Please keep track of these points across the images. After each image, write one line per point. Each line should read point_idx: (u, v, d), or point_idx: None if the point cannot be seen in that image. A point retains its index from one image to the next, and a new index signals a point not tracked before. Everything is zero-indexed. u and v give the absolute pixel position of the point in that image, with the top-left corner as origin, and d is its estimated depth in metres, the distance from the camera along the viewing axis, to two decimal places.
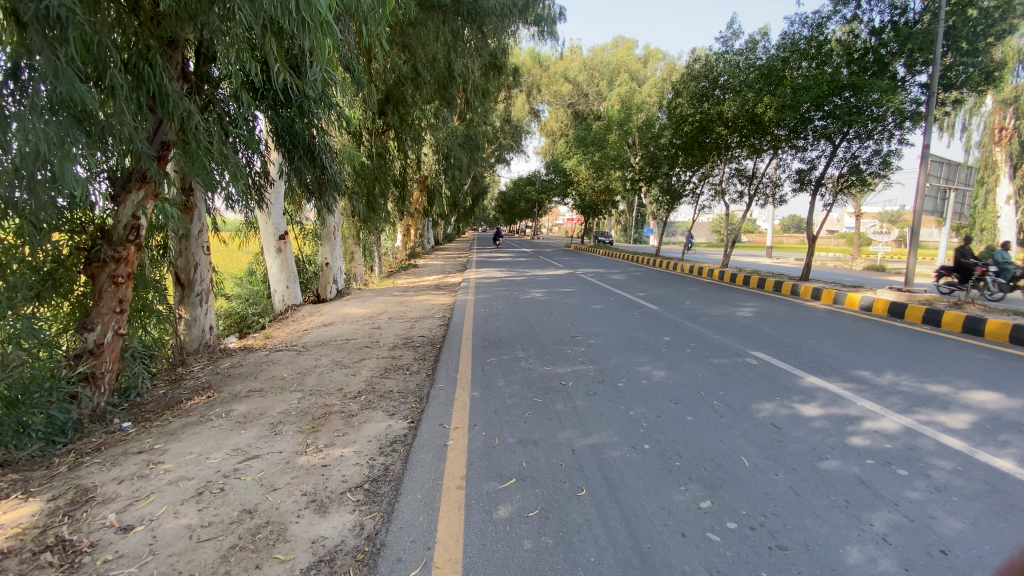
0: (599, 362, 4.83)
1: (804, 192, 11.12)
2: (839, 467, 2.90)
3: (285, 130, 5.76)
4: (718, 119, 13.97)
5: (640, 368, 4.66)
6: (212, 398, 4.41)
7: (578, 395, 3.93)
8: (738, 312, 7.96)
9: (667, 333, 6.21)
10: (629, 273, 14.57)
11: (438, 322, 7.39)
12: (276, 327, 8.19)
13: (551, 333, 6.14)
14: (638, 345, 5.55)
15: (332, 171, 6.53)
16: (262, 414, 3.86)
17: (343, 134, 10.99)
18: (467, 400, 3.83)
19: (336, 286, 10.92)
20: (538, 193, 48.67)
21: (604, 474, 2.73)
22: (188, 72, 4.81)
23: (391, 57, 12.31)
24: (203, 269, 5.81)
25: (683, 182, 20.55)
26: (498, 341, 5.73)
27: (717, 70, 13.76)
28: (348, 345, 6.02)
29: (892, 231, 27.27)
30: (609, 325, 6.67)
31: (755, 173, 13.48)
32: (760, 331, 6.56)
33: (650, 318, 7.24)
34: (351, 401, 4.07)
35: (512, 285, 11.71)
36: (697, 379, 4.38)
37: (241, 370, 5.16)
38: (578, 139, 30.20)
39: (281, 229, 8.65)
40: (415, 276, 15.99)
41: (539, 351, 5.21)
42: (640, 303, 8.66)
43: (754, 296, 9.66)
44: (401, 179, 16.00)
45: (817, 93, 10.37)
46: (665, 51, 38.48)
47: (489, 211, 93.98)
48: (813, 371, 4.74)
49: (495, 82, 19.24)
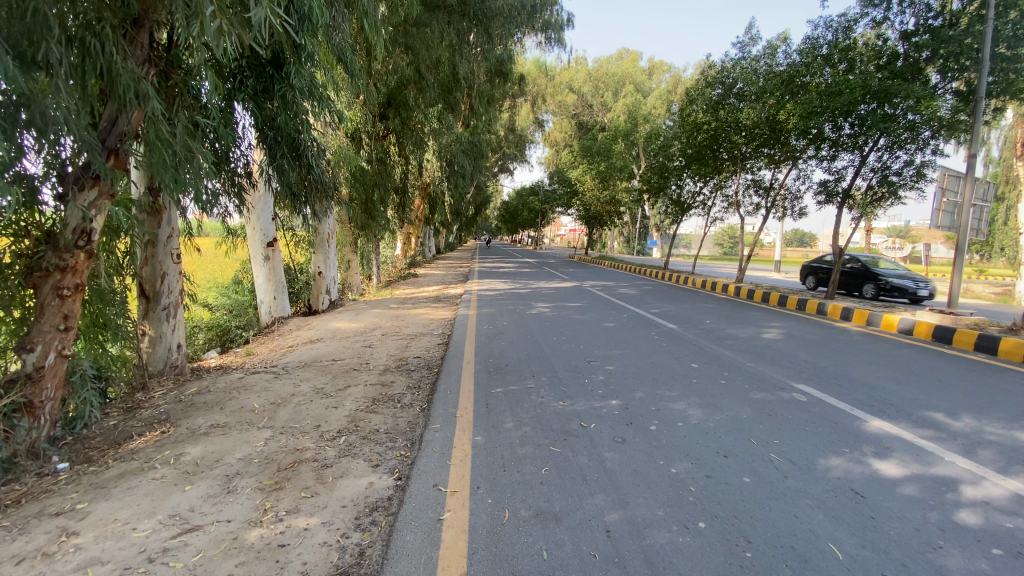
0: (622, 396, 4.14)
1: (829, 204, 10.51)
2: (960, 560, 2.19)
3: (266, 124, 5.00)
4: (733, 127, 13.39)
5: (672, 406, 3.95)
6: (166, 435, 3.71)
7: (604, 442, 3.24)
8: (764, 333, 7.28)
9: (694, 359, 5.51)
10: (638, 286, 13.96)
11: (437, 340, 6.71)
12: (259, 342, 7.51)
13: (564, 356, 5.45)
14: (664, 374, 4.86)
15: (319, 171, 5.77)
16: (219, 460, 3.17)
17: (340, 134, 10.39)
18: (468, 449, 3.13)
19: (328, 297, 10.28)
20: (540, 204, 48.28)
21: (654, 571, 2.03)
22: (156, 54, 4.11)
23: (393, 58, 11.78)
24: (171, 279, 5.10)
25: (692, 194, 20.01)
26: (504, 366, 5.04)
27: (732, 77, 13.19)
28: (334, 367, 5.33)
29: (903, 247, 26.69)
30: (627, 347, 5.98)
31: (773, 184, 12.74)
32: (796, 357, 5.88)
33: (671, 340, 6.55)
34: (328, 444, 3.37)
35: (516, 298, 11.04)
36: (742, 422, 3.68)
37: (208, 397, 4.44)
38: (582, 149, 29.64)
39: (270, 235, 8.06)
40: (414, 287, 15.39)
41: (552, 380, 4.52)
42: (657, 322, 7.97)
43: (776, 315, 8.98)
44: (402, 185, 15.40)
45: (848, 99, 9.76)
46: (671, 63, 38.24)
47: (491, 220, 93.49)
48: (874, 413, 4.04)
49: (501, 89, 18.74)
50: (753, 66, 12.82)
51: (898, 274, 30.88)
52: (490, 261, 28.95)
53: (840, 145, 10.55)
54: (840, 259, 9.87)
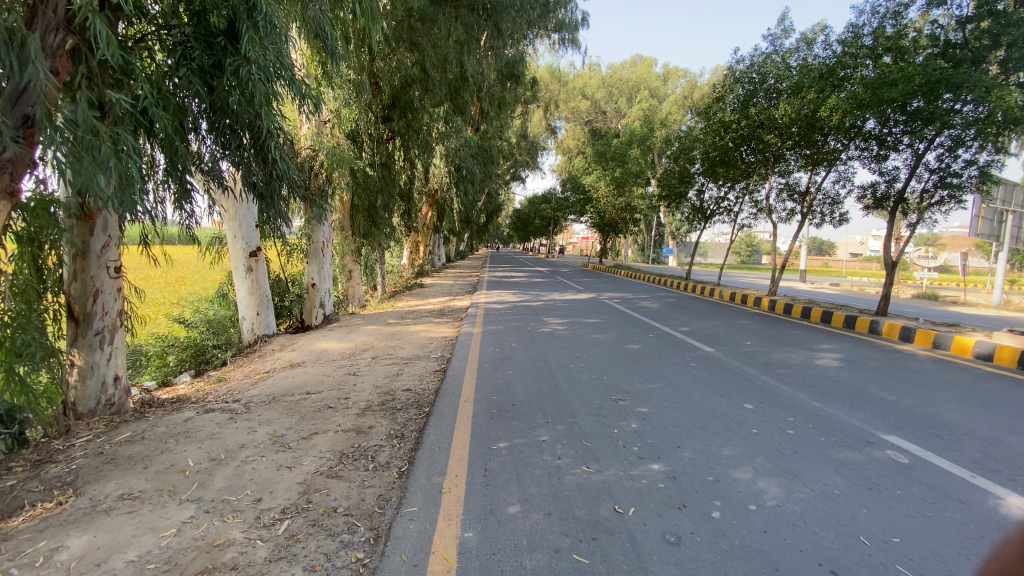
0: (664, 458, 3.14)
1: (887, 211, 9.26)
2: None
3: (219, 109, 4.01)
4: (764, 125, 12.29)
5: (735, 476, 2.93)
6: (56, 512, 2.77)
7: (651, 545, 2.24)
8: (818, 358, 6.21)
9: (746, 397, 4.46)
10: (659, 299, 12.92)
11: (434, 366, 5.76)
12: (235, 366, 6.63)
13: (584, 392, 4.44)
14: (712, 422, 3.82)
15: (286, 167, 4.69)
16: (98, 567, 2.22)
17: (336, 134, 9.58)
18: (453, 557, 2.16)
19: (322, 311, 9.41)
20: (553, 212, 47.34)
21: None
22: (74, 22, 3.27)
23: (397, 56, 10.92)
24: (108, 297, 4.21)
25: (714, 200, 18.91)
26: (511, 406, 4.05)
27: (764, 73, 12.18)
28: (305, 405, 4.40)
29: (938, 256, 25.11)
30: (660, 380, 4.94)
31: (809, 187, 11.62)
32: (867, 392, 4.83)
33: (711, 368, 5.52)
34: (261, 539, 2.40)
35: (527, 313, 10.05)
36: (837, 504, 2.66)
37: (136, 450, 3.50)
38: (596, 154, 28.30)
39: (253, 244, 7.25)
40: (419, 298, 14.50)
41: (571, 430, 3.54)
42: (688, 343, 6.93)
43: (824, 334, 7.87)
44: (406, 191, 14.56)
45: (906, 89, 8.57)
46: (686, 69, 37.26)
47: (505, 228, 92.62)
48: (1006, 483, 3.00)
49: (513, 92, 17.95)
50: (786, 61, 11.80)
51: (934, 283, 29.06)
52: (502, 271, 27.98)
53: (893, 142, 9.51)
54: (893, 271, 8.72)
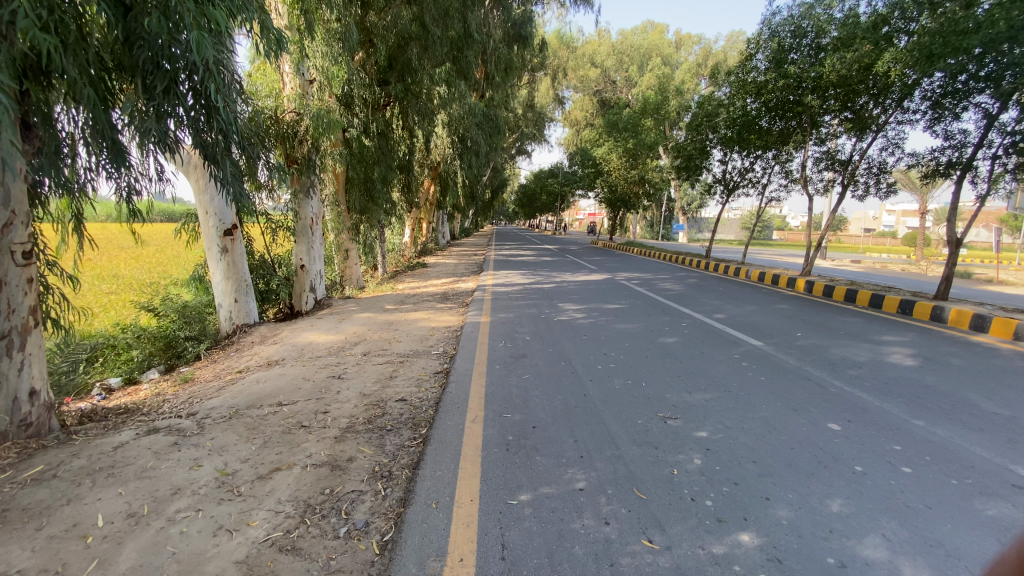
0: (755, 522, 2.23)
1: (956, 178, 8.11)
2: None
3: (133, 38, 2.88)
4: (804, 86, 10.96)
5: (869, 560, 2.02)
6: None
7: None
8: (888, 355, 5.26)
9: (826, 413, 3.54)
10: (681, 280, 11.91)
11: (436, 365, 4.85)
12: (207, 363, 5.76)
13: (622, 408, 3.52)
14: (798, 454, 2.90)
15: (231, 113, 3.27)
16: None
17: (325, 96, 8.42)
18: None
19: (313, 295, 8.55)
20: (559, 187, 45.59)
21: None
22: None
23: (392, 8, 9.69)
24: (14, 290, 3.27)
25: (736, 171, 17.64)
26: (532, 431, 3.14)
27: (804, 26, 10.80)
28: (273, 423, 3.51)
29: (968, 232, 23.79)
30: (712, 387, 4.01)
31: (852, 155, 10.45)
32: (970, 403, 3.90)
33: (767, 368, 4.59)
34: None
35: (539, 297, 9.10)
36: None
37: (36, 500, 2.61)
38: (608, 124, 26.72)
39: (227, 221, 6.32)
40: (422, 279, 13.57)
41: (615, 471, 2.63)
42: (730, 334, 5.98)
43: (881, 323, 6.89)
44: (406, 163, 13.49)
45: (986, 36, 7.22)
46: (700, 35, 35.27)
47: (510, 203, 90.76)
48: None
49: (520, 56, 16.57)
50: (829, 11, 10.45)
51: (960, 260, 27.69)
52: (509, 249, 26.88)
53: (967, 94, 8.26)
54: (959, 249, 7.67)
